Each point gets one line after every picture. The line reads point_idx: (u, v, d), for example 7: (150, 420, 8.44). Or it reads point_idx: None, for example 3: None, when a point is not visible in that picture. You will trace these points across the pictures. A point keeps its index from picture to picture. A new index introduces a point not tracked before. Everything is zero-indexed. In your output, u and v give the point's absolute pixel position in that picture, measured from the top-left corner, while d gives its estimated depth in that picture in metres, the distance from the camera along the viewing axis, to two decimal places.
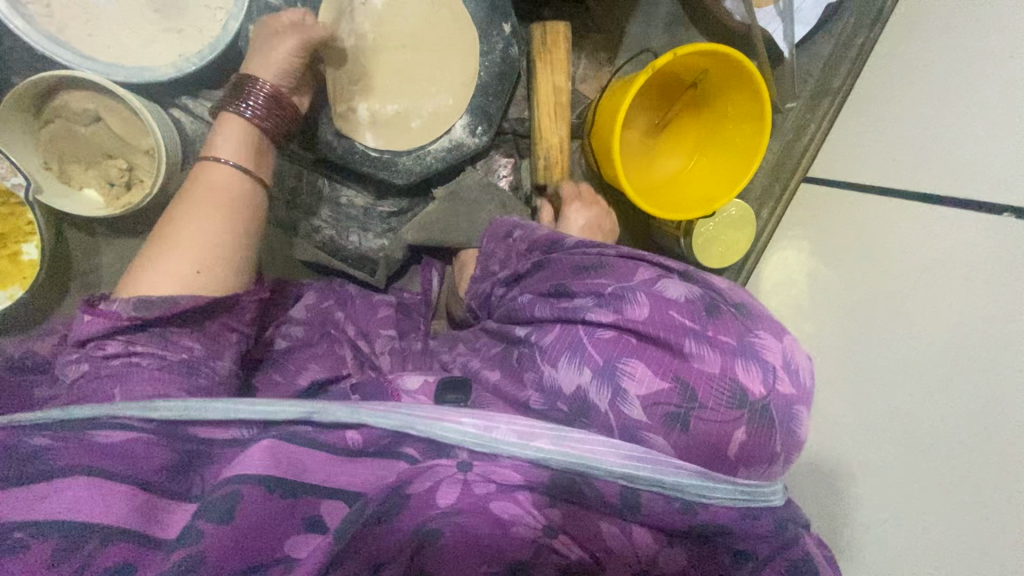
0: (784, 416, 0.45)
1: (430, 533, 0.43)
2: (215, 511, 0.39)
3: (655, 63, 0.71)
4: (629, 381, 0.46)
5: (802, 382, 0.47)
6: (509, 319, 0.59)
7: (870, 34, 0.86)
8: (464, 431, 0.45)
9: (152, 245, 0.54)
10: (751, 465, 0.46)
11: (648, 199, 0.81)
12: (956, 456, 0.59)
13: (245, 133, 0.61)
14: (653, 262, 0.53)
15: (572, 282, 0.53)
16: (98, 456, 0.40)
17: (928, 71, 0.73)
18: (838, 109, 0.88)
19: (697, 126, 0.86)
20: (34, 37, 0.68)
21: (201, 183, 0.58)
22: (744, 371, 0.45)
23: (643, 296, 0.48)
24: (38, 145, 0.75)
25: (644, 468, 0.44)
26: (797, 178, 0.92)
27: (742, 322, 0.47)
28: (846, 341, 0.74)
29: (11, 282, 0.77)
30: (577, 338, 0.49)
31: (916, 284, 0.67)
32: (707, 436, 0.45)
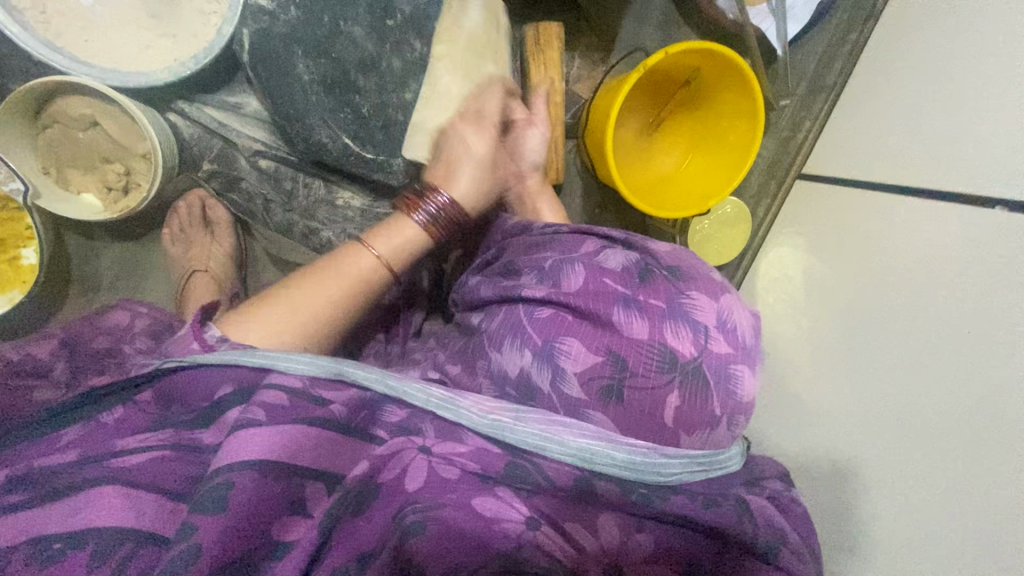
0: (719, 377, 0.48)
1: (410, 527, 0.42)
2: (209, 503, 0.39)
3: (647, 63, 0.72)
4: (566, 360, 0.49)
5: (738, 338, 0.49)
6: (467, 307, 0.61)
7: (863, 30, 0.86)
8: (426, 395, 0.48)
9: (281, 302, 0.58)
10: (694, 429, 0.48)
11: (642, 197, 0.82)
12: (940, 443, 0.61)
13: (415, 238, 0.65)
14: (597, 233, 0.56)
15: (520, 260, 0.56)
16: (127, 472, 0.43)
17: (920, 66, 0.73)
18: (833, 106, 0.89)
19: (688, 123, 0.87)
20: (28, 42, 0.68)
21: (348, 265, 0.62)
22: (676, 335, 0.48)
23: (580, 267, 0.52)
24: (36, 151, 0.76)
25: (597, 445, 0.46)
26: (792, 175, 0.92)
27: (675, 285, 0.50)
28: (842, 336, 0.74)
29: (12, 286, 0.78)
30: (518, 319, 0.52)
31: (902, 276, 0.68)
32: (641, 404, 0.48)
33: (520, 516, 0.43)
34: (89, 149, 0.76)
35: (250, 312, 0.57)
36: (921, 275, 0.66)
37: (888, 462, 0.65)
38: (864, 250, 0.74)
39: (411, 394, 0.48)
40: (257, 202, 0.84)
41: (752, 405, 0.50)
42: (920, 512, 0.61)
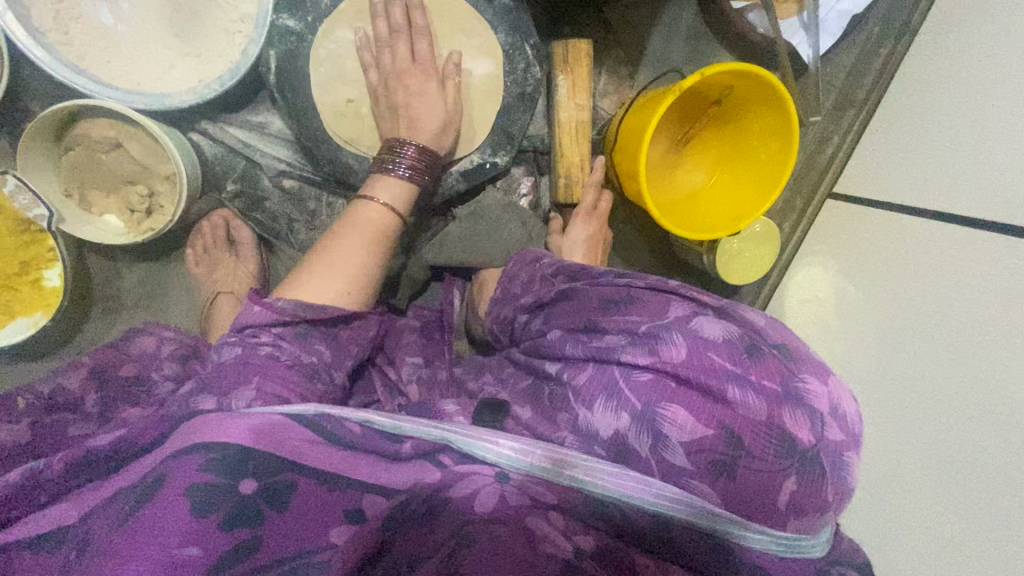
0: (832, 465, 0.45)
1: (466, 535, 0.42)
2: (275, 498, 0.42)
3: (682, 84, 0.70)
4: (671, 427, 0.45)
5: (850, 426, 0.46)
6: (537, 352, 0.59)
7: (897, 47, 0.84)
8: (500, 454, 0.46)
9: (303, 269, 0.58)
10: (803, 514, 0.45)
11: (672, 218, 0.80)
12: (967, 471, 0.60)
13: (400, 185, 0.64)
14: (687, 295, 0.53)
15: (602, 319, 0.53)
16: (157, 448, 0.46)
17: (958, 86, 0.72)
18: (864, 122, 0.88)
19: (719, 143, 0.85)
20: (52, 65, 0.67)
21: (354, 219, 0.61)
22: (791, 418, 0.45)
23: (680, 335, 0.48)
24: (58, 173, 0.75)
25: (679, 510, 0.44)
26: (821, 194, 0.91)
27: (787, 365, 0.47)
28: (874, 365, 0.73)
29: (36, 308, 0.77)
30: (612, 380, 0.49)
31: (939, 306, 0.67)
32: (753, 484, 0.44)
33: (570, 545, 0.43)
34: (113, 171, 0.75)
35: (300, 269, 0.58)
36: (953, 305, 0.65)
37: (921, 494, 0.64)
38: (906, 280, 0.72)
39: (481, 448, 0.46)
40: (281, 222, 0.82)
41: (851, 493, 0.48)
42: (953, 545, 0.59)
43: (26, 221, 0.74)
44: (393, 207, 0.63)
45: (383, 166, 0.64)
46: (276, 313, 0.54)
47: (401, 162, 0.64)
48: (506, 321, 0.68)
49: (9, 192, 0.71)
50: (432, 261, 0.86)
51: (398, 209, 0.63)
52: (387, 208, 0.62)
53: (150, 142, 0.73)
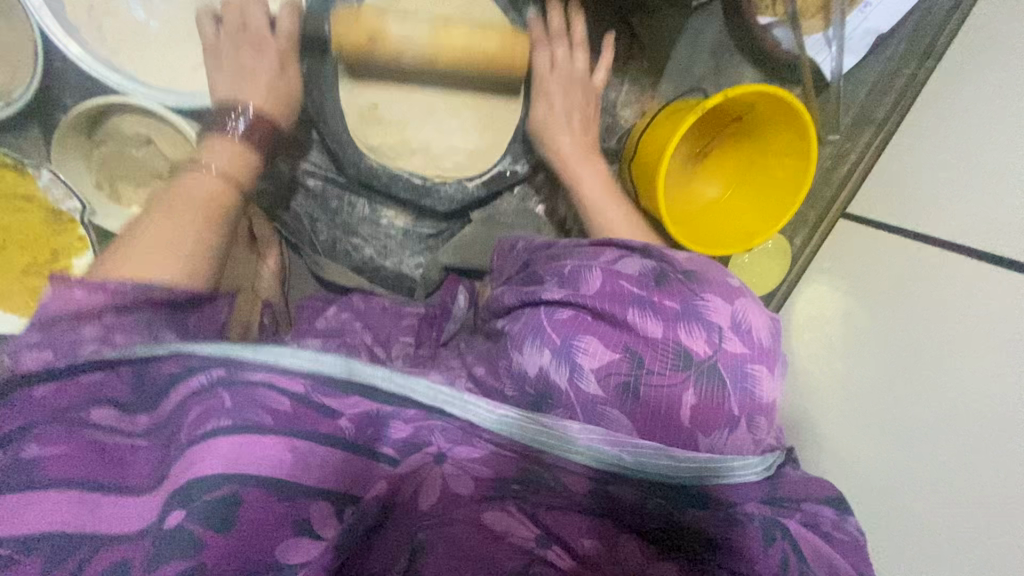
0: (734, 376, 0.46)
1: (418, 545, 0.45)
2: (212, 519, 0.39)
3: (705, 104, 0.71)
4: (583, 356, 0.47)
5: (756, 341, 0.48)
6: (492, 317, 0.60)
7: (921, 68, 0.85)
8: (436, 391, 0.47)
9: (109, 255, 0.53)
10: (711, 431, 0.46)
11: (684, 228, 0.82)
12: (948, 457, 0.65)
13: (237, 154, 0.65)
14: (617, 243, 0.55)
15: (541, 270, 0.56)
16: (73, 465, 0.42)
17: (971, 114, 0.74)
18: (885, 141, 0.88)
19: (735, 154, 0.86)
20: (89, 63, 0.68)
21: (182, 190, 0.59)
22: (689, 334, 0.47)
23: (598, 271, 0.51)
24: (90, 166, 0.77)
25: (605, 447, 0.45)
26: (835, 211, 0.92)
27: (689, 287, 0.49)
28: (874, 383, 0.75)
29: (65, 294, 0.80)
30: (539, 322, 0.50)
31: (926, 308, 0.71)
32: (656, 402, 0.46)
33: (534, 531, 0.46)
34: (143, 165, 0.77)
35: (112, 255, 0.53)
36: (947, 309, 0.69)
37: (913, 513, 0.67)
38: (900, 291, 0.75)
39: (419, 392, 0.47)
40: (303, 223, 0.88)
41: (776, 405, 0.49)
42: (933, 540, 0.64)
43: (56, 210, 0.76)
44: (230, 176, 0.63)
45: (220, 135, 0.66)
46: (110, 296, 0.48)
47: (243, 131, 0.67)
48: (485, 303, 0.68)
49: (46, 184, 0.74)
50: (445, 263, 0.87)
51: (236, 177, 0.63)
52: (221, 178, 0.61)
53: (177, 138, 0.75)
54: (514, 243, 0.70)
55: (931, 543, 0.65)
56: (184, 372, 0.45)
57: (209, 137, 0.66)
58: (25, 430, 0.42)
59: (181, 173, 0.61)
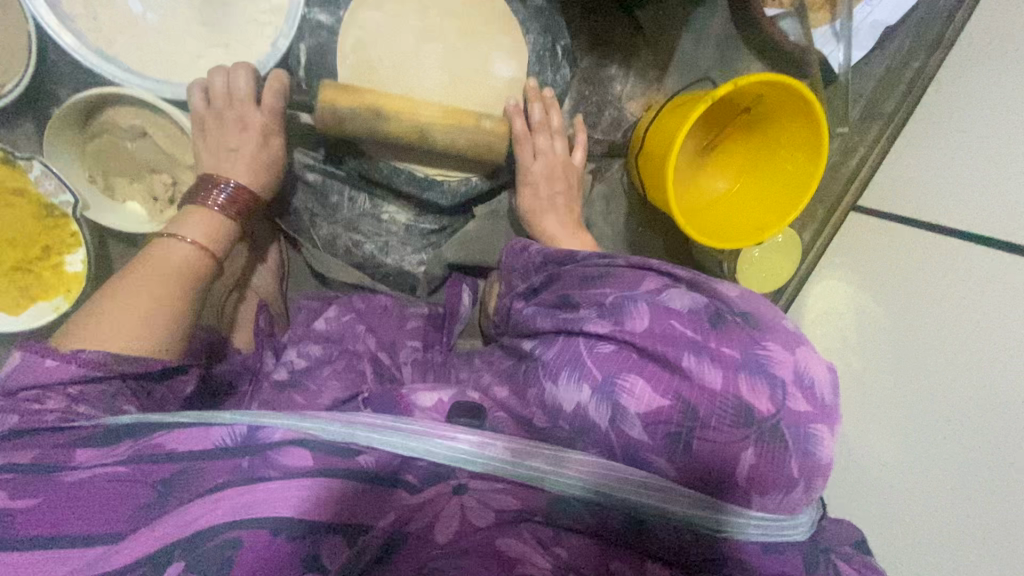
0: (797, 439, 0.46)
1: (432, 572, 0.43)
2: (215, 562, 0.40)
3: (715, 94, 0.70)
4: (628, 398, 0.47)
5: (819, 398, 0.47)
6: (520, 333, 0.62)
7: (928, 60, 0.83)
8: (454, 451, 0.47)
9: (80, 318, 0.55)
10: (766, 491, 0.46)
11: (694, 224, 0.80)
12: (962, 466, 0.63)
13: (211, 221, 0.65)
14: (662, 271, 0.55)
15: (577, 292, 0.57)
16: (65, 508, 0.42)
17: (980, 107, 0.72)
18: (894, 133, 0.86)
19: (744, 150, 0.84)
20: (83, 54, 0.67)
21: (158, 259, 0.61)
22: (750, 387, 0.46)
23: (643, 305, 0.51)
24: (84, 159, 0.75)
25: (640, 494, 0.46)
26: (846, 205, 0.90)
27: (750, 335, 0.48)
28: (893, 380, 0.73)
29: (56, 292, 0.78)
30: (577, 353, 0.51)
31: (944, 301, 0.69)
32: (710, 455, 0.46)
33: (549, 562, 0.45)
34: (138, 159, 0.75)
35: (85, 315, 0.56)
36: (965, 304, 0.67)
37: (932, 513, 0.65)
38: (914, 283, 0.74)
39: (439, 454, 0.46)
40: (303, 216, 0.85)
41: (830, 470, 0.47)
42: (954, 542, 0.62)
43: (48, 206, 0.74)
44: (206, 245, 0.63)
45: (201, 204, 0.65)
46: (83, 366, 0.52)
47: (221, 198, 0.66)
48: (503, 309, 0.69)
49: (36, 177, 0.71)
50: (450, 259, 0.87)
51: (210, 246, 0.64)
52: (196, 248, 0.62)
53: (175, 132, 0.73)
54: (532, 248, 0.69)
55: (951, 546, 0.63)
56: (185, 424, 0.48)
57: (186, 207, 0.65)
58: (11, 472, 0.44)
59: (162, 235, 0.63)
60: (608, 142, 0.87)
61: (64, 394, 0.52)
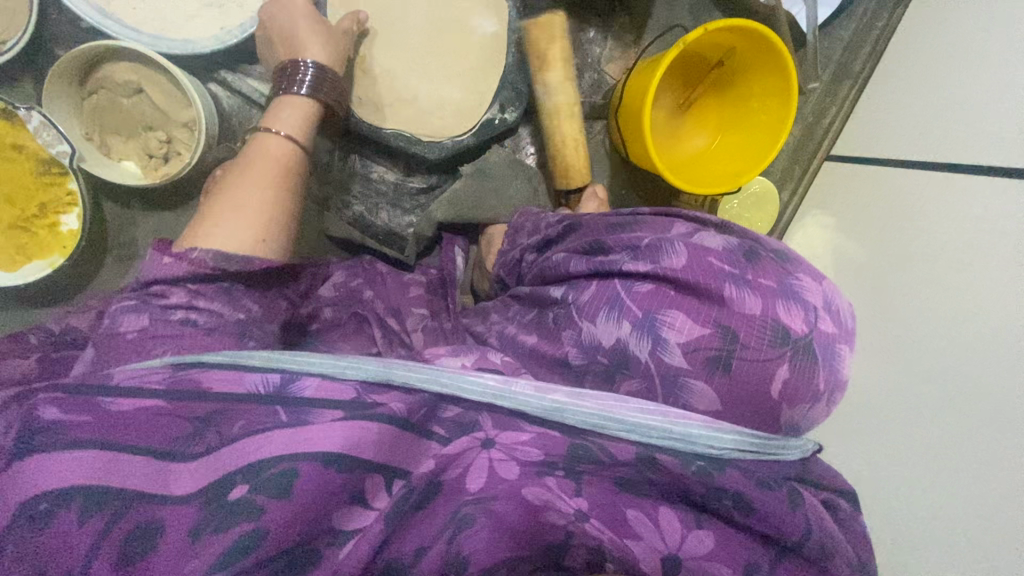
0: (826, 356, 0.49)
1: (464, 518, 0.42)
2: (273, 487, 0.40)
3: (685, 38, 0.73)
4: (670, 331, 0.48)
5: (841, 322, 0.50)
6: (542, 279, 0.60)
7: (891, 16, 0.90)
8: (484, 386, 0.48)
9: (202, 218, 0.57)
10: (795, 403, 0.48)
11: (679, 173, 0.83)
12: (945, 387, 0.63)
13: (303, 110, 0.65)
14: (689, 217, 0.56)
15: (607, 238, 0.56)
16: (108, 428, 0.42)
17: (940, 54, 0.77)
18: (859, 92, 0.92)
19: (720, 106, 0.88)
20: (80, 7, 0.70)
21: (257, 153, 0.62)
22: (787, 312, 0.48)
23: (681, 245, 0.51)
24: (81, 116, 0.78)
25: (654, 418, 0.46)
26: (818, 158, 0.95)
27: (782, 266, 0.51)
28: (878, 315, 0.74)
29: (52, 251, 0.79)
30: (614, 293, 0.52)
31: (927, 231, 0.70)
32: (748, 377, 0.47)
33: (572, 508, 0.44)
34: (134, 116, 0.77)
35: (201, 221, 0.57)
36: (946, 228, 0.68)
37: (920, 439, 0.64)
38: (891, 220, 0.76)
39: (468, 389, 0.48)
40: None
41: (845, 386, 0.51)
42: (944, 465, 0.61)
43: (46, 163, 0.77)
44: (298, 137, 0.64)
45: (290, 93, 0.66)
46: (191, 265, 0.54)
47: (308, 82, 0.66)
48: (513, 263, 0.69)
49: (35, 127, 0.73)
50: (440, 220, 0.86)
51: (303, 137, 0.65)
52: (291, 140, 0.63)
53: (170, 88, 0.75)
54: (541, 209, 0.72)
55: (943, 472, 0.61)
56: (229, 364, 0.48)
57: (278, 97, 0.66)
58: (56, 393, 0.44)
59: (259, 130, 0.64)
60: (589, 104, 0.91)
61: (185, 290, 0.54)
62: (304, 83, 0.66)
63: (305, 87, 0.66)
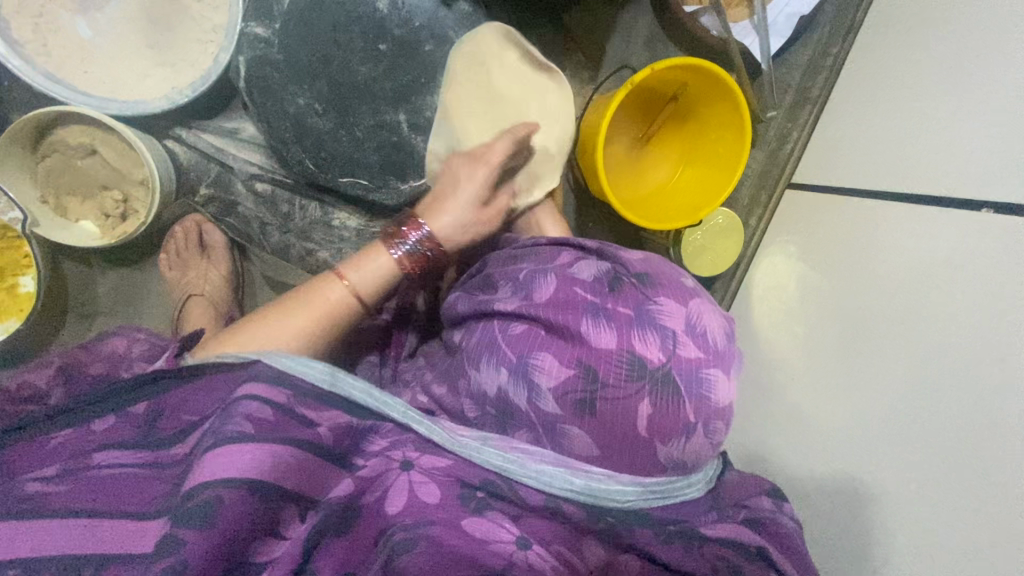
0: (689, 383, 0.46)
1: (399, 544, 0.43)
2: (194, 518, 0.39)
3: (634, 79, 0.74)
4: (540, 374, 0.48)
5: (711, 345, 0.47)
6: (449, 323, 0.61)
7: (844, 43, 0.90)
8: (406, 410, 0.49)
9: (244, 326, 0.59)
10: (668, 439, 0.47)
11: (636, 211, 0.82)
12: (920, 423, 0.61)
13: (385, 274, 0.62)
14: (575, 245, 0.56)
15: (494, 277, 0.57)
16: (85, 494, 0.42)
17: (889, 83, 0.78)
18: (818, 117, 0.92)
19: (680, 137, 0.87)
20: (30, 75, 0.70)
21: (318, 298, 0.60)
22: (642, 342, 0.47)
23: (552, 277, 0.52)
24: (35, 180, 0.77)
25: (548, 470, 0.47)
26: (782, 184, 0.94)
27: (642, 291, 0.49)
28: (846, 342, 0.72)
29: (9, 314, 0.78)
30: (493, 335, 0.52)
31: (887, 268, 0.69)
32: (613, 416, 0.47)
33: (512, 535, 0.45)
34: (89, 177, 0.78)
35: (230, 333, 0.59)
36: (903, 257, 0.68)
37: (889, 479, 0.62)
38: (850, 248, 0.76)
39: (391, 408, 0.49)
40: (254, 225, 0.85)
41: (732, 411, 0.48)
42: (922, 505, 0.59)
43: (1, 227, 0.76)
44: (363, 300, 0.62)
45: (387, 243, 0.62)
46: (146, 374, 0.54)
47: (403, 249, 0.61)
48: (444, 298, 0.69)
49: None
50: None
51: (366, 301, 0.62)
52: (353, 303, 0.61)
53: (123, 148, 0.76)
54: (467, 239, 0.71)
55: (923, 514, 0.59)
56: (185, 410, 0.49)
57: (383, 235, 0.63)
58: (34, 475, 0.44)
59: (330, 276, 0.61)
60: None
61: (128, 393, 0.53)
62: (408, 244, 0.62)
63: (403, 249, 0.61)
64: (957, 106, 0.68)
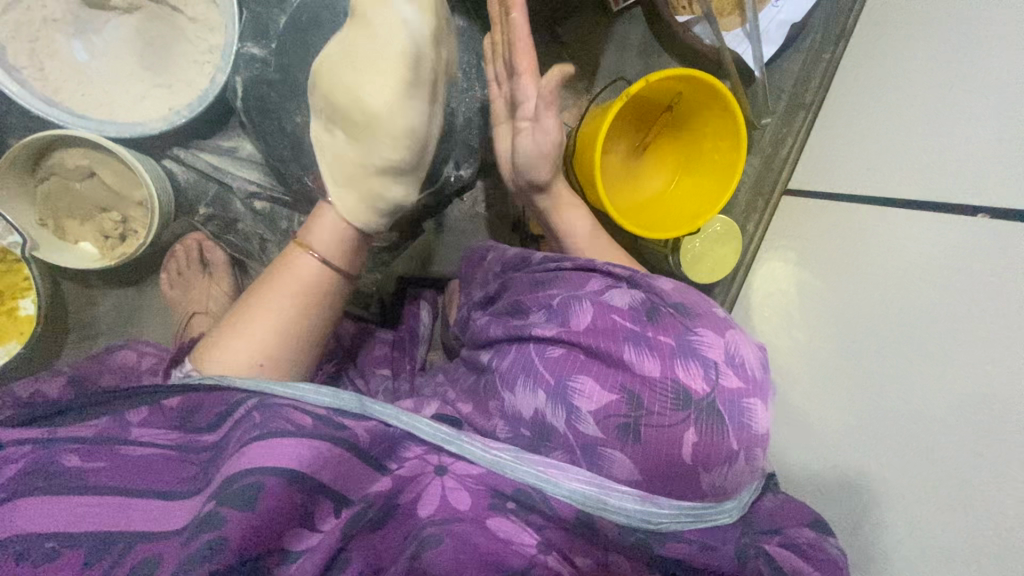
0: (731, 412, 0.48)
1: (427, 539, 0.43)
2: (239, 499, 0.40)
3: (630, 90, 0.74)
4: (580, 398, 0.49)
5: (749, 374, 0.50)
6: (476, 346, 0.61)
7: (836, 50, 0.91)
8: (436, 429, 0.49)
9: (224, 327, 0.58)
10: (710, 466, 0.48)
11: (634, 220, 0.82)
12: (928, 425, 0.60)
13: (337, 227, 0.62)
14: (604, 272, 0.58)
15: (526, 301, 0.58)
16: (124, 472, 0.44)
17: (884, 87, 0.79)
18: (812, 123, 0.93)
19: (677, 146, 0.88)
20: (28, 100, 0.71)
21: (286, 270, 0.60)
22: (685, 370, 0.49)
23: (587, 304, 0.53)
24: (35, 204, 0.77)
25: (593, 491, 0.46)
26: (778, 191, 0.95)
27: (683, 322, 0.51)
28: (844, 347, 0.72)
29: (9, 337, 0.78)
30: (529, 359, 0.52)
31: (889, 273, 0.69)
32: (656, 442, 0.47)
33: (536, 539, 0.45)
34: (87, 200, 0.77)
35: (220, 332, 0.58)
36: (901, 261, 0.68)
37: (898, 480, 0.62)
38: (849, 252, 0.76)
39: (421, 426, 0.48)
40: (254, 242, 0.85)
41: (766, 440, 0.50)
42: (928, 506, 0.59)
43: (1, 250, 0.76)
44: (336, 261, 0.61)
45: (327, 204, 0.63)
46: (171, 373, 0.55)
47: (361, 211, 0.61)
48: (462, 320, 0.69)
49: None
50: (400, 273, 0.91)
51: (341, 263, 0.62)
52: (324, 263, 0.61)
53: (120, 168, 0.75)
54: (488, 255, 0.72)
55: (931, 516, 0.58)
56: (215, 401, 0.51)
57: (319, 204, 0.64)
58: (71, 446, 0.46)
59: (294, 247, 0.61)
60: None
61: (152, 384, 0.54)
62: (343, 199, 0.62)
63: (344, 205, 0.63)
64: (951, 108, 0.68)
